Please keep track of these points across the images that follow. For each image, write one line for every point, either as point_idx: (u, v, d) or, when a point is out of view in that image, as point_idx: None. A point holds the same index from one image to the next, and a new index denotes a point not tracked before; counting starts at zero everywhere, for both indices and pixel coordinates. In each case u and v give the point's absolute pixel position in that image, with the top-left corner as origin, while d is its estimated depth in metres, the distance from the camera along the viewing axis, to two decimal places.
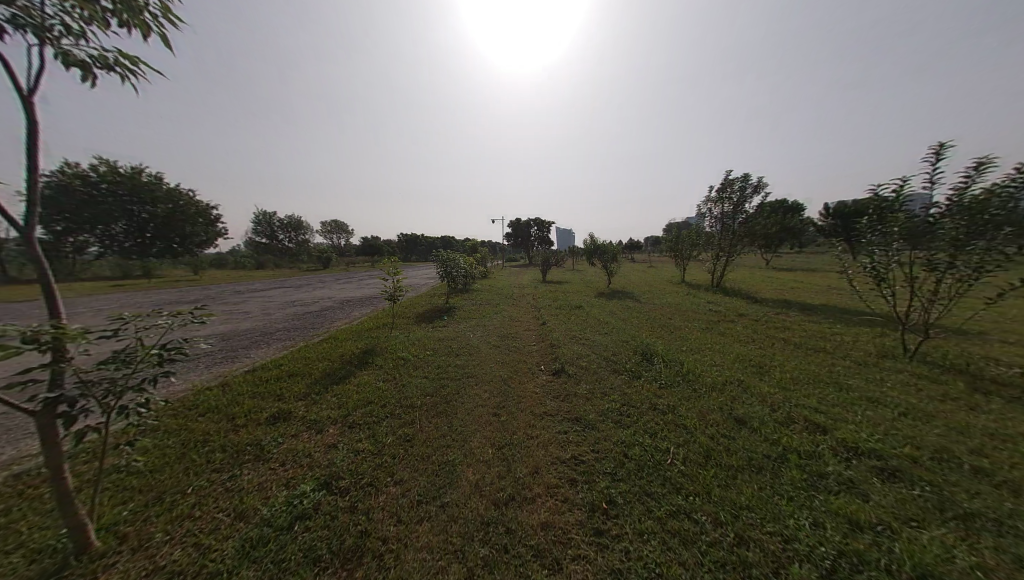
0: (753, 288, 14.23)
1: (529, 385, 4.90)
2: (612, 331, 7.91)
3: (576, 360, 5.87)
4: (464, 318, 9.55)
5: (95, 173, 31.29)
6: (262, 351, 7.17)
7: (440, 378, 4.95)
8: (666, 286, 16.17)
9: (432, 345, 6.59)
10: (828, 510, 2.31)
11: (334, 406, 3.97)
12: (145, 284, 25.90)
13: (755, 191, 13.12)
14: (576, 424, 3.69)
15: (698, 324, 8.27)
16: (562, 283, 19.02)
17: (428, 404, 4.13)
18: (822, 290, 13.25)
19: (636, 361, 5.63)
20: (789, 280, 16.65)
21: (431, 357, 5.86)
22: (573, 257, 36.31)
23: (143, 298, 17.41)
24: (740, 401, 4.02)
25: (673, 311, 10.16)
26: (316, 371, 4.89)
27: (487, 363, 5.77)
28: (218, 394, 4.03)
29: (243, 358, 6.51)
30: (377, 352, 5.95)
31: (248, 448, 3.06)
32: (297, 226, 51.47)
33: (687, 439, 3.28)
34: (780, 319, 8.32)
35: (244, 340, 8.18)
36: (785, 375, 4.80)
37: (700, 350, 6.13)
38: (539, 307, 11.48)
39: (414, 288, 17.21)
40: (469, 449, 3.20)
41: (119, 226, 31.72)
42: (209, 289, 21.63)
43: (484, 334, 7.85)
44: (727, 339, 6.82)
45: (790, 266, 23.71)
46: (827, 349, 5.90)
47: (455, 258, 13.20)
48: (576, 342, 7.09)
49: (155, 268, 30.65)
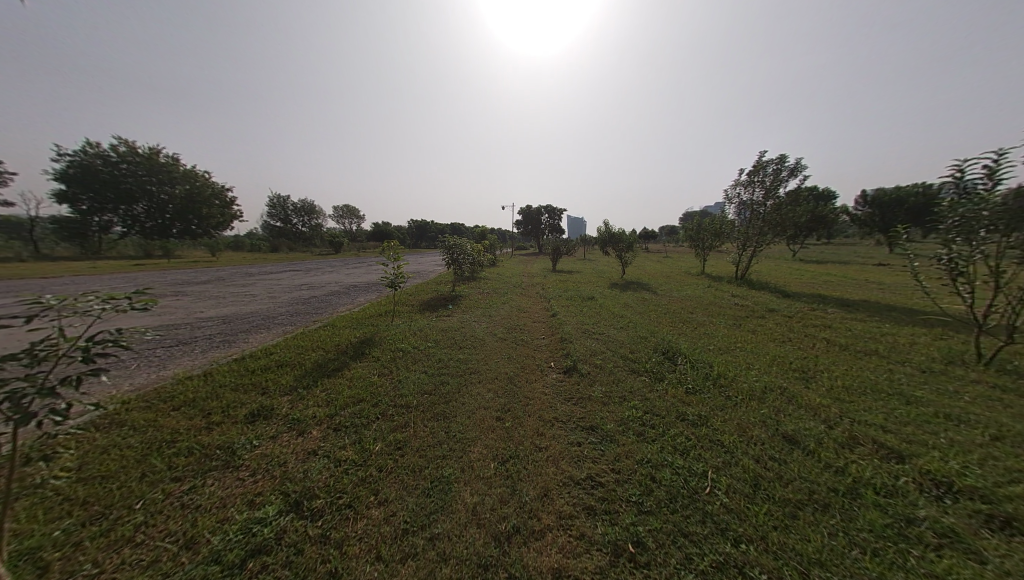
0: (781, 281, 13.26)
1: (538, 384, 4.44)
2: (628, 326, 7.32)
3: (589, 357, 5.36)
4: (470, 308, 9.10)
5: (117, 154, 32.04)
6: (260, 336, 6.95)
7: (440, 374, 4.53)
8: (685, 278, 15.32)
9: (434, 336, 6.17)
10: (929, 572, 1.76)
11: (322, 403, 3.58)
12: (164, 265, 26.57)
13: (791, 174, 12.00)
14: (592, 435, 3.19)
15: (723, 320, 7.59)
16: (572, 273, 18.33)
17: (425, 404, 3.69)
18: (859, 286, 12.18)
19: (657, 360, 5.06)
20: (820, 273, 15.52)
21: (432, 349, 5.43)
22: (585, 246, 35.28)
23: (160, 278, 17.76)
24: (786, 414, 3.42)
25: (694, 305, 9.43)
26: (307, 362, 4.54)
27: (491, 358, 5.31)
28: (199, 385, 3.71)
29: (240, 344, 6.30)
30: (375, 342, 5.56)
31: (218, 452, 2.70)
32: (308, 210, 51.71)
33: (727, 460, 2.74)
34: (817, 317, 7.53)
35: (245, 324, 8.01)
36: (834, 383, 4.17)
37: (728, 350, 5.50)
38: (549, 297, 10.94)
39: (421, 275, 16.87)
40: (468, 462, 2.75)
41: (142, 207, 32.55)
42: (224, 271, 22.04)
43: (490, 326, 7.38)
44: (759, 338, 6.13)
45: (818, 259, 22.25)
46: (880, 353, 5.16)
47: (462, 244, 12.68)
48: (589, 337, 6.54)
49: (173, 249, 31.43)
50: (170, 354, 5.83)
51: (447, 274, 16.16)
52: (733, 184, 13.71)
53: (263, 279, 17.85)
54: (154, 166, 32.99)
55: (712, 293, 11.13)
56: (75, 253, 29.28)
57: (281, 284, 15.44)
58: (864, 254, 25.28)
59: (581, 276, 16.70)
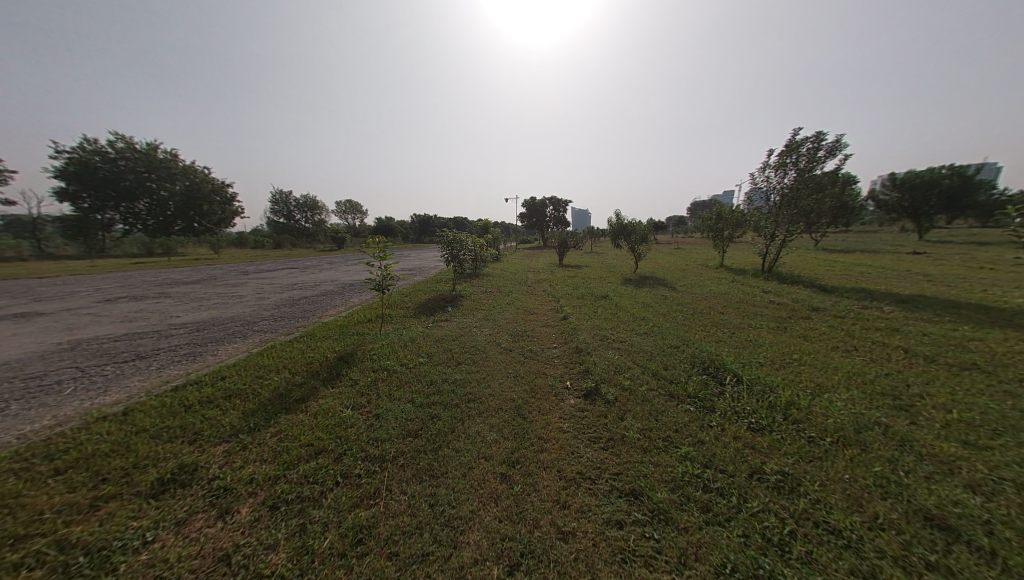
0: (812, 274, 12.11)
1: (553, 416, 3.50)
2: (652, 331, 6.31)
3: (614, 375, 4.39)
4: (471, 310, 8.16)
5: (115, 150, 31.45)
6: (232, 347, 6.11)
7: (429, 404, 3.59)
8: (704, 271, 14.20)
9: (427, 348, 5.24)
10: None
11: (266, 456, 2.65)
12: (163, 263, 25.98)
13: (828, 154, 10.75)
14: (638, 511, 2.23)
15: (763, 323, 6.55)
16: (581, 268, 17.23)
17: (406, 455, 2.76)
18: (903, 278, 11.00)
19: (699, 381, 4.07)
20: (850, 264, 14.32)
21: (422, 367, 4.49)
22: (592, 240, 33.90)
23: (152, 278, 16.99)
24: (909, 474, 2.44)
25: (723, 303, 8.37)
26: (265, 391, 3.62)
27: (494, 378, 4.36)
28: (109, 431, 2.80)
29: (205, 358, 5.47)
30: (355, 358, 4.65)
31: (84, 558, 1.77)
32: (309, 205, 50.89)
33: (859, 572, 1.78)
34: (874, 318, 6.45)
35: (220, 331, 7.19)
36: (946, 417, 3.17)
37: (783, 363, 4.50)
38: (558, 297, 9.92)
39: (421, 273, 15.96)
40: (459, 572, 1.82)
41: (142, 205, 32.00)
42: (222, 269, 21.28)
43: (494, 333, 6.42)
44: (816, 347, 5.10)
45: (844, 248, 20.91)
46: (982, 368, 4.12)
47: (462, 238, 11.69)
48: (609, 348, 5.55)
49: (174, 247, 30.94)
50: (121, 373, 5.00)
51: (448, 270, 15.22)
52: (760, 167, 12.42)
53: (255, 277, 17.03)
54: (153, 162, 32.36)
55: (739, 289, 10.05)
56: (77, 252, 28.82)
57: (271, 283, 14.62)
58: (888, 242, 23.99)
59: (590, 271, 15.62)
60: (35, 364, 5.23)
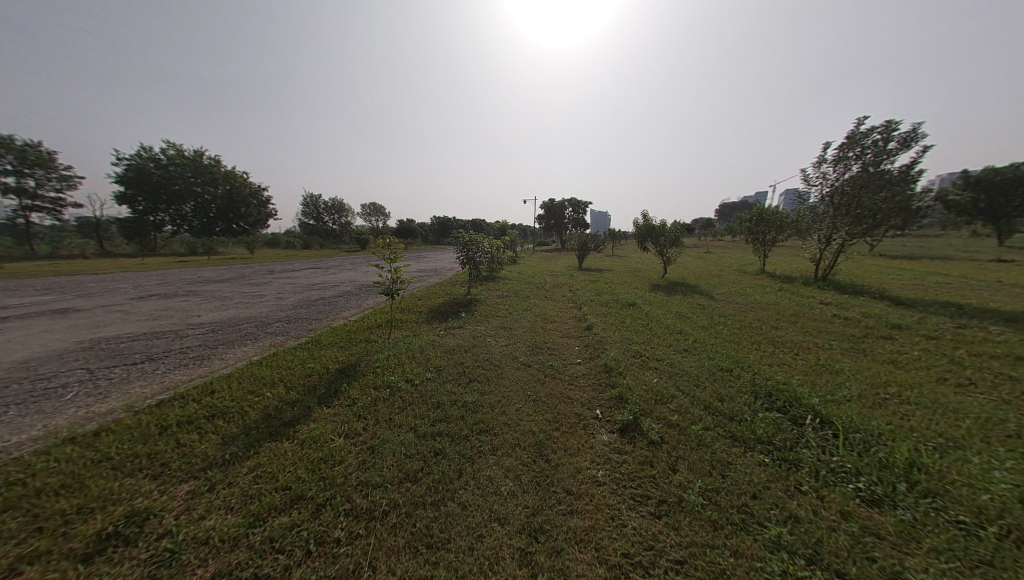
0: (876, 284, 10.63)
1: (585, 462, 2.79)
2: (695, 348, 5.44)
3: (655, 406, 3.64)
4: (486, 316, 7.64)
5: (166, 156, 33.93)
6: (241, 351, 5.86)
7: (433, 435, 3.00)
8: (743, 277, 12.93)
9: (436, 361, 4.69)
10: None
11: (232, 503, 2.16)
12: (203, 262, 27.51)
13: (901, 145, 9.32)
14: None
15: (831, 344, 5.51)
16: (604, 272, 16.31)
17: (400, 512, 2.16)
18: (994, 289, 9.39)
19: (770, 423, 3.21)
20: (921, 273, 12.53)
21: (429, 386, 3.93)
22: (614, 243, 32.54)
23: (189, 276, 17.84)
24: None
25: (773, 316, 7.31)
26: (251, 410, 3.18)
27: (512, 403, 3.71)
28: (68, 460, 2.43)
29: (212, 363, 5.23)
30: (357, 371, 4.18)
31: None
32: (337, 207, 52.80)
33: None
34: (979, 343, 5.26)
35: (234, 333, 7.01)
36: None
37: (878, 402, 3.56)
38: (580, 303, 9.14)
39: (437, 275, 15.71)
40: None
41: (188, 207, 34.25)
42: (252, 268, 22.18)
43: (510, 344, 5.83)
44: (915, 380, 4.06)
45: (905, 254, 18.64)
46: None
47: (479, 240, 11.20)
48: (646, 368, 4.75)
49: (213, 247, 32.93)
50: (126, 377, 4.82)
51: (466, 273, 14.84)
52: (813, 162, 11.10)
53: (279, 277, 17.42)
54: (198, 167, 34.52)
55: (790, 299, 8.88)
56: (131, 250, 31.18)
57: (292, 283, 14.79)
58: (960, 247, 21.20)
59: (615, 276, 14.66)
60: (51, 364, 5.19)
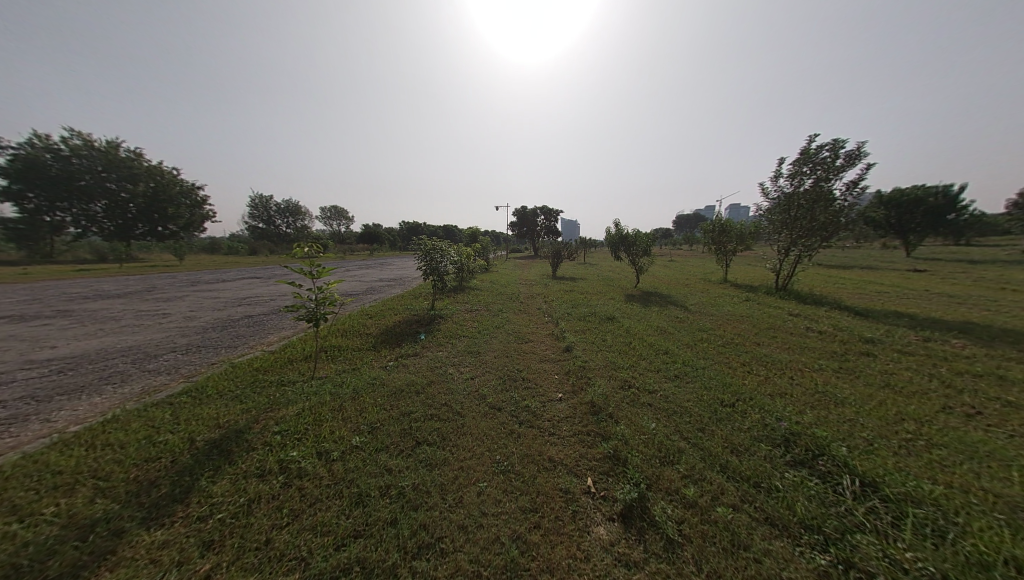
0: (829, 293, 11.19)
1: None
2: (688, 375, 4.75)
3: (664, 473, 2.75)
4: (449, 338, 6.50)
5: (68, 145, 28.25)
6: (87, 403, 4.07)
7: (334, 573, 1.79)
8: (710, 286, 13.12)
9: (372, 414, 3.46)
10: None
11: None
12: (111, 270, 22.97)
13: (847, 163, 9.87)
14: None
15: (821, 364, 5.14)
16: (577, 281, 15.88)
17: None
18: (926, 298, 10.24)
19: (807, 495, 2.49)
20: (861, 282, 13.53)
21: (352, 460, 2.70)
22: (585, 251, 32.68)
23: (78, 289, 14.32)
24: None
25: (753, 330, 7.04)
26: None
27: (472, 482, 2.60)
28: None
29: (24, 426, 3.47)
30: (241, 441, 2.80)
31: None
32: (289, 210, 47.91)
33: None
34: (953, 359, 5.20)
35: (93, 372, 5.07)
36: None
37: (907, 449, 3.03)
38: (557, 318, 8.27)
39: (397, 286, 14.06)
40: None
41: (100, 207, 28.55)
42: (175, 279, 18.67)
43: (476, 376, 4.76)
44: (925, 413, 3.66)
45: (842, 263, 20.52)
46: None
47: (444, 247, 9.97)
48: (640, 406, 3.91)
49: (129, 254, 27.93)
50: None
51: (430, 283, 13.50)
52: (772, 175, 11.54)
53: (200, 290, 14.54)
54: (113, 160, 28.93)
55: (761, 310, 8.86)
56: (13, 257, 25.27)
57: (214, 298, 12.26)
58: (879, 258, 24.16)
59: (589, 285, 14.24)
60: None
